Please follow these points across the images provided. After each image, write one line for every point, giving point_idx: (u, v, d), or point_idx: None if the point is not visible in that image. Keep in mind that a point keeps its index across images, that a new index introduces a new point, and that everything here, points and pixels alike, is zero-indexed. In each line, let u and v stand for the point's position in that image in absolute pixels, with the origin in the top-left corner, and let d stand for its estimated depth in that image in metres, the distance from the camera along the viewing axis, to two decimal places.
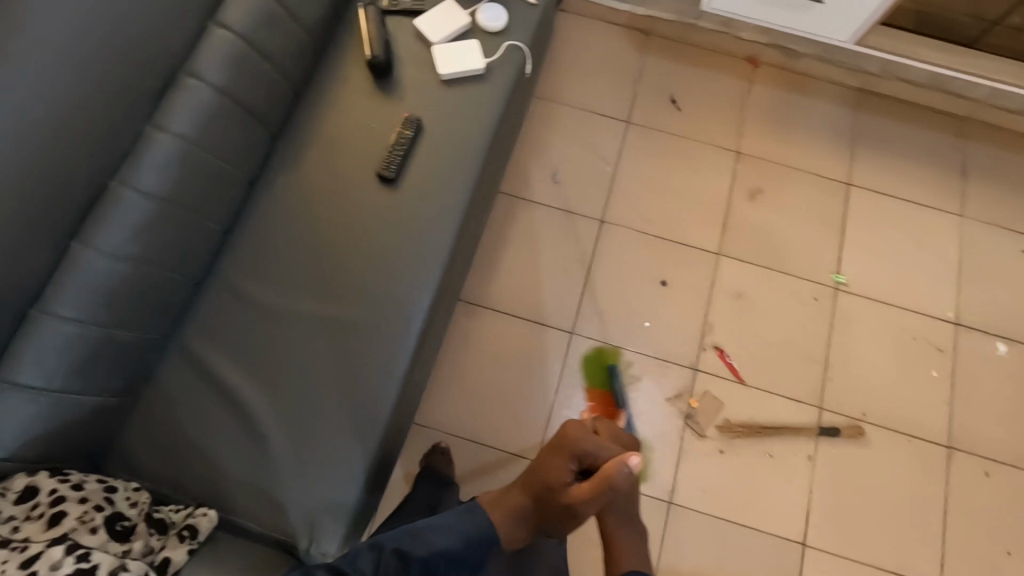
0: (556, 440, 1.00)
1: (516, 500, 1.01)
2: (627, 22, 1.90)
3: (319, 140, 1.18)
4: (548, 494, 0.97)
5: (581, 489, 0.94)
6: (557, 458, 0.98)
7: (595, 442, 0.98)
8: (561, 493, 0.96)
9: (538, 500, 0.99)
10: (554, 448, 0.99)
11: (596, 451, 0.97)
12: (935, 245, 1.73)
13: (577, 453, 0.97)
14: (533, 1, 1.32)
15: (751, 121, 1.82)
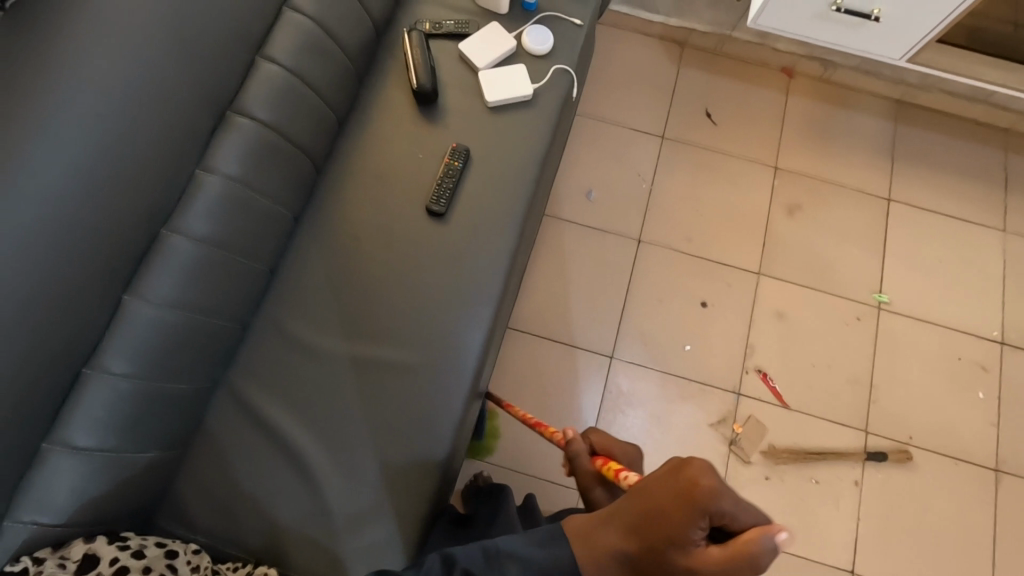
0: (672, 476, 0.77)
1: (611, 543, 0.80)
2: (660, 34, 1.86)
3: (365, 173, 1.14)
4: (664, 554, 0.74)
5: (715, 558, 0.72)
6: (686, 513, 0.73)
7: (734, 497, 0.74)
8: (684, 560, 0.73)
9: (645, 556, 0.76)
10: (677, 495, 0.75)
11: (737, 511, 0.74)
12: (978, 262, 1.70)
13: (712, 511, 0.72)
14: (578, 21, 1.27)
15: (790, 135, 1.79)
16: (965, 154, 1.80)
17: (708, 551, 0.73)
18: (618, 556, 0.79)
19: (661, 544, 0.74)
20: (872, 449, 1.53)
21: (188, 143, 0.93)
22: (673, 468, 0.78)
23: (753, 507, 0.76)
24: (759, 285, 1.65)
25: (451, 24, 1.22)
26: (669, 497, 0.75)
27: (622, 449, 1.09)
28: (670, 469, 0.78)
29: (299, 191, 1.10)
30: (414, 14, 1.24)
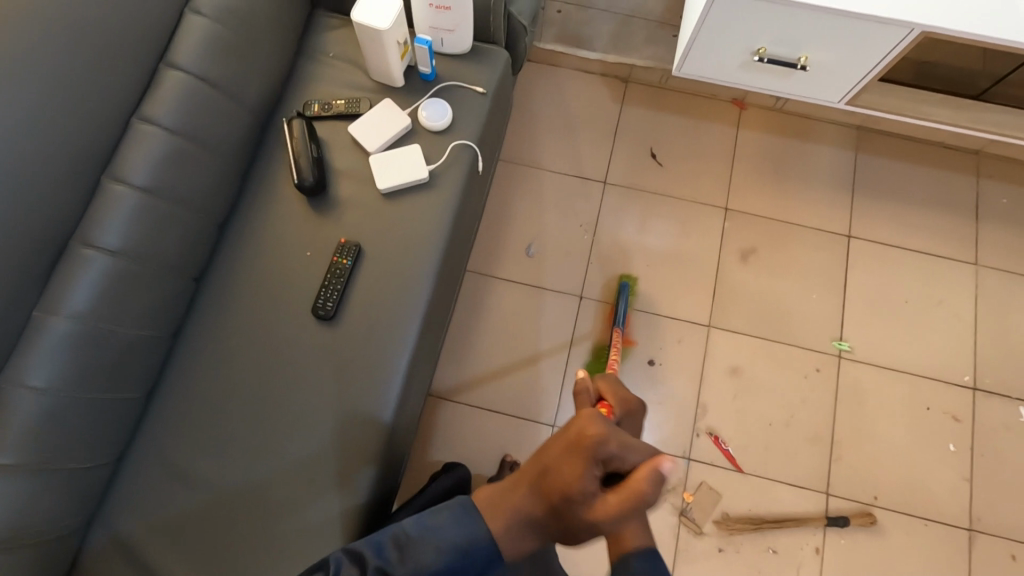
0: (568, 430, 0.74)
1: (518, 507, 0.77)
2: (601, 69, 1.76)
3: (251, 277, 1.07)
4: (566, 509, 0.71)
5: (609, 500, 0.69)
6: (578, 463, 0.71)
7: (620, 439, 0.71)
8: (584, 512, 0.69)
9: (552, 514, 0.73)
10: (572, 450, 0.71)
11: (625, 450, 0.71)
12: (947, 299, 1.59)
13: (599, 456, 0.70)
14: (481, 88, 1.19)
15: (743, 173, 1.69)
16: (930, 181, 1.69)
17: (603, 496, 0.70)
18: (528, 517, 0.76)
19: (561, 501, 0.71)
20: (834, 513, 1.43)
21: (20, 291, 0.83)
22: (570, 423, 0.74)
23: (647, 446, 0.74)
24: (710, 341, 1.56)
25: (341, 103, 1.15)
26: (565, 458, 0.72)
27: (626, 400, 0.90)
28: (566, 428, 0.75)
29: (171, 314, 0.99)
30: (306, 94, 1.17)
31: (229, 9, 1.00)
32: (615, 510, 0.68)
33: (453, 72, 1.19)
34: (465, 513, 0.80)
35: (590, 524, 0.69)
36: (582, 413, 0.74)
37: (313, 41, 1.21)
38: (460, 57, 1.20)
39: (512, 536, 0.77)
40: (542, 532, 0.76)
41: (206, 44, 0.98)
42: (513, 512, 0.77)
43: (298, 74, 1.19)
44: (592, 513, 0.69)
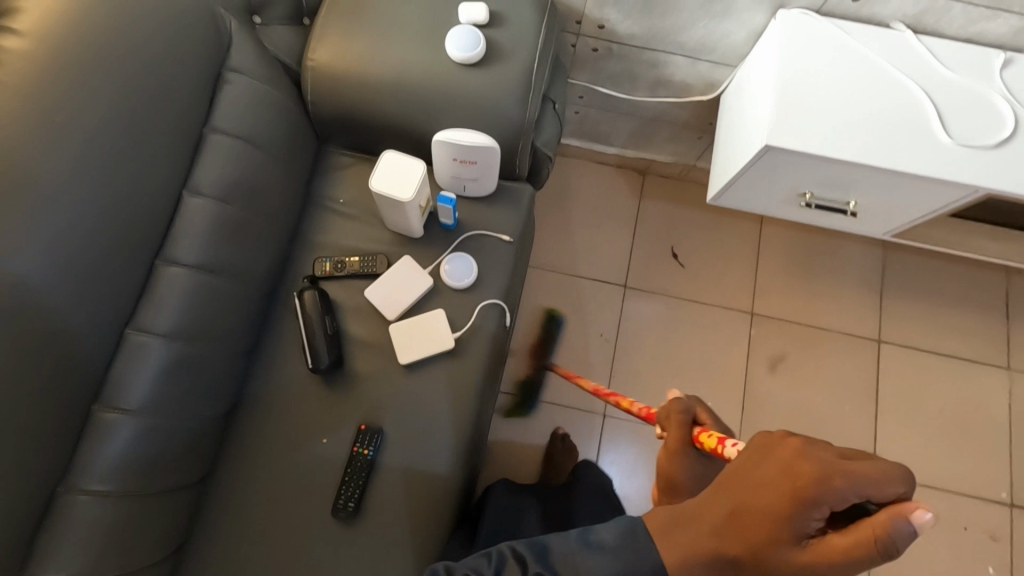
0: (775, 460, 0.54)
1: (699, 549, 0.57)
2: (617, 162, 1.67)
3: (263, 474, 0.95)
4: (764, 557, 0.52)
5: (839, 541, 0.50)
6: (792, 510, 0.51)
7: (853, 476, 0.50)
8: (804, 555, 0.51)
9: (751, 560, 0.53)
10: (790, 489, 0.52)
11: (863, 492, 0.50)
12: (980, 408, 1.54)
13: (818, 494, 0.50)
14: (508, 235, 1.09)
15: (771, 273, 1.61)
16: (960, 278, 1.61)
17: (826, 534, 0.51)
18: (713, 558, 0.55)
19: (765, 542, 0.52)
20: None
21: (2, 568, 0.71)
22: (773, 448, 0.55)
23: (879, 471, 0.50)
24: None
25: (357, 260, 1.04)
26: (767, 483, 0.54)
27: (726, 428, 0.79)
28: (769, 451, 0.56)
29: (168, 538, 0.87)
30: (316, 248, 1.06)
31: (233, 184, 0.90)
32: (852, 553, 0.49)
33: (477, 218, 1.09)
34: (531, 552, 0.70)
35: (800, 574, 0.51)
36: (784, 433, 0.56)
37: (322, 185, 1.10)
38: (484, 200, 1.10)
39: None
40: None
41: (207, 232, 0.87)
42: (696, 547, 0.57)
43: (306, 225, 1.08)
44: (818, 560, 0.50)
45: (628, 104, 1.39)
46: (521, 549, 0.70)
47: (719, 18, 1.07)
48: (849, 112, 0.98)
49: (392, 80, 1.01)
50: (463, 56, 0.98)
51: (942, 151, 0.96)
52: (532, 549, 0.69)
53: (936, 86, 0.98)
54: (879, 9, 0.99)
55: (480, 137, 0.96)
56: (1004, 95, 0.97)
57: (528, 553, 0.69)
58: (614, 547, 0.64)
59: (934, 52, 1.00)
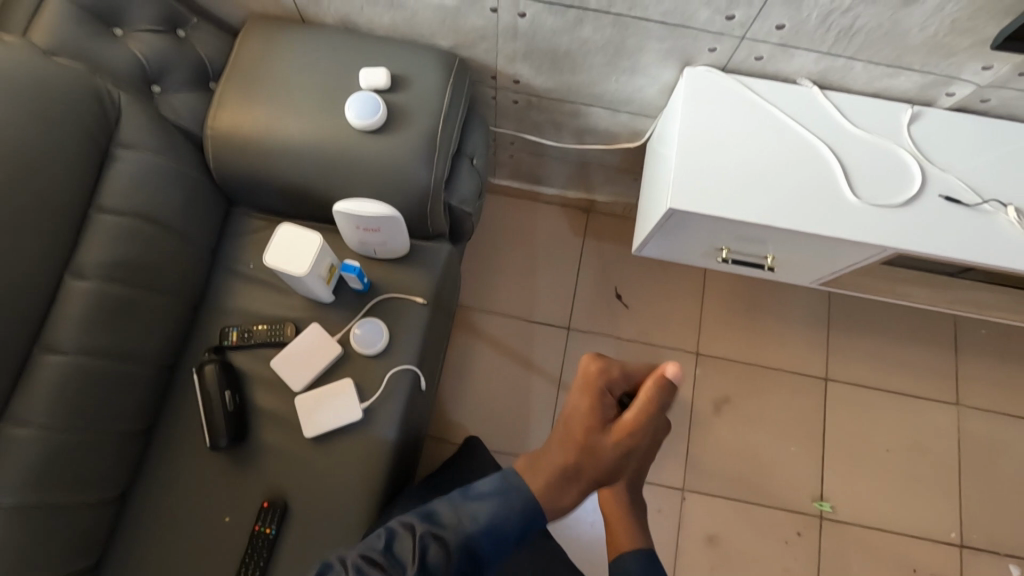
0: (585, 378, 0.79)
1: (553, 466, 0.74)
2: (560, 202, 1.66)
3: (161, 555, 0.92)
4: (589, 450, 0.74)
5: (628, 415, 0.74)
6: (596, 401, 0.76)
7: (622, 368, 0.80)
8: (609, 436, 0.74)
9: (584, 456, 0.74)
10: (593, 393, 0.77)
11: (629, 376, 0.80)
12: (928, 446, 1.51)
13: (606, 384, 0.78)
14: (422, 297, 1.07)
15: (717, 313, 1.59)
16: (906, 314, 1.60)
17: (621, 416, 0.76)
18: (563, 466, 0.74)
19: (586, 434, 0.75)
20: None
21: None
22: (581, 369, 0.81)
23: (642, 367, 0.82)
24: (684, 506, 1.47)
25: (264, 330, 1.02)
26: (584, 405, 0.76)
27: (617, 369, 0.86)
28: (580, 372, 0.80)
29: None
30: (224, 316, 1.04)
31: (119, 263, 0.88)
32: (637, 422, 0.74)
33: (390, 280, 1.08)
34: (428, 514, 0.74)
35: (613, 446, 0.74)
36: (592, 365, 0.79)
37: (232, 250, 1.09)
38: (396, 261, 1.08)
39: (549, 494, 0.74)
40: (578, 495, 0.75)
41: (90, 318, 0.85)
42: (549, 459, 0.75)
43: (214, 292, 1.06)
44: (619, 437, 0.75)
45: (558, 150, 1.38)
46: (409, 518, 0.74)
47: (629, 73, 1.06)
48: (755, 172, 0.96)
49: (295, 147, 0.99)
50: (362, 123, 0.97)
51: (848, 211, 0.94)
52: (418, 515, 0.74)
53: (842, 143, 0.97)
54: (783, 67, 0.98)
55: (380, 206, 0.95)
56: (912, 152, 0.96)
57: (415, 519, 0.74)
58: (497, 491, 0.74)
59: (841, 108, 0.99)
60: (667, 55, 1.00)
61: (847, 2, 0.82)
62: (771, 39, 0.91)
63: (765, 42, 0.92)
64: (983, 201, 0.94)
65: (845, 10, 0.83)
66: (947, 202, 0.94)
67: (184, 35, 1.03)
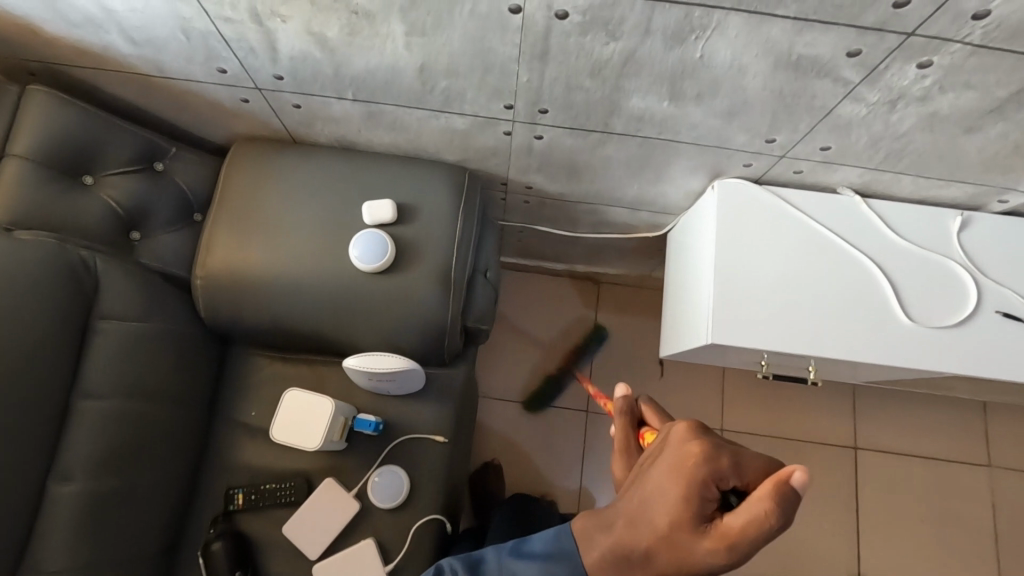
0: (673, 450, 0.50)
1: (607, 547, 0.52)
2: (569, 275, 1.58)
3: None
4: (669, 547, 0.48)
5: (739, 528, 0.45)
6: (694, 489, 0.46)
7: (738, 452, 0.48)
8: (708, 545, 0.46)
9: (659, 552, 0.48)
10: (689, 477, 0.47)
11: (742, 466, 0.48)
12: (965, 513, 1.47)
13: (713, 467, 0.47)
14: (442, 434, 0.99)
15: (739, 385, 1.53)
16: None
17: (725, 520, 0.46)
18: (623, 551, 0.51)
19: (676, 530, 0.47)
20: None
21: None
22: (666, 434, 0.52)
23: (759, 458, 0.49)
24: None
25: (272, 489, 0.93)
26: (674, 490, 0.47)
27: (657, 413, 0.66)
28: (661, 445, 0.52)
29: None
30: (228, 474, 0.95)
31: (109, 451, 0.79)
32: (754, 536, 0.45)
33: (406, 418, 0.99)
34: (476, 558, 0.61)
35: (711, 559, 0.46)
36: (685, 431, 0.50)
37: (230, 394, 0.99)
38: (411, 397, 1.00)
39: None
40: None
41: (82, 523, 0.76)
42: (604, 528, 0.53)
43: (215, 446, 0.97)
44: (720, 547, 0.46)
45: (571, 237, 1.29)
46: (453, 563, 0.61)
47: (653, 182, 0.97)
48: (799, 294, 0.89)
49: (297, 292, 0.90)
50: (370, 265, 0.88)
51: (901, 335, 0.87)
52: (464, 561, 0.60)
53: (889, 257, 0.90)
54: (823, 178, 0.90)
55: (396, 358, 0.88)
56: (964, 265, 0.90)
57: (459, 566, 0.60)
58: (543, 553, 0.57)
59: (886, 218, 0.92)
60: (696, 168, 0.92)
61: (903, 129, 0.75)
62: (813, 158, 0.84)
63: (807, 159, 0.85)
64: None
65: (899, 135, 0.76)
66: (1006, 319, 0.87)
67: (163, 167, 0.92)
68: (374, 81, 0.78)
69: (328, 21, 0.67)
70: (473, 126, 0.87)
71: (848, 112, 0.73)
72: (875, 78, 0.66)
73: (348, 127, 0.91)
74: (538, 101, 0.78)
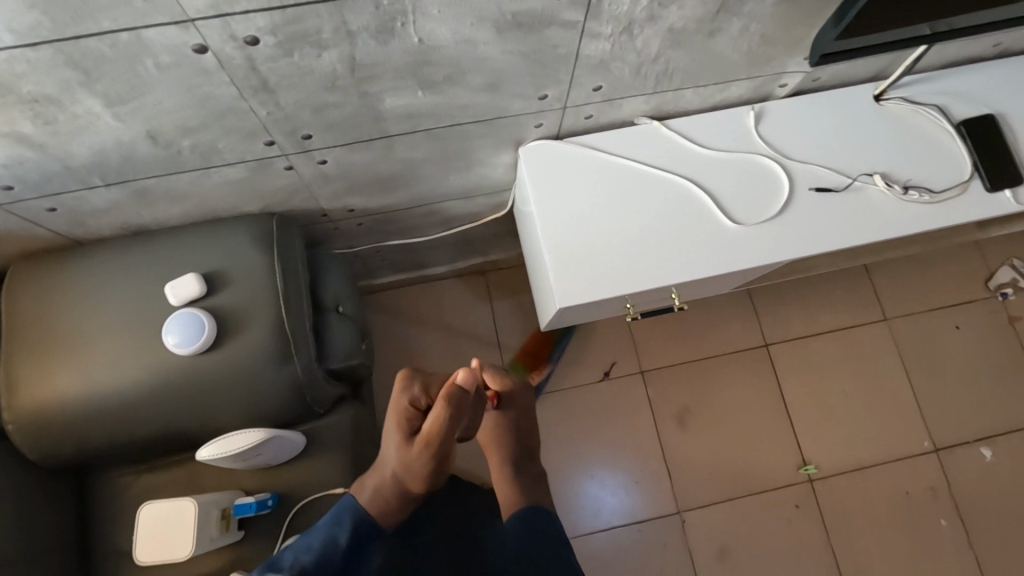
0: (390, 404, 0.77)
1: (375, 485, 0.76)
2: (453, 275, 1.55)
3: None
4: (406, 465, 0.72)
5: (428, 427, 0.68)
6: (400, 413, 0.72)
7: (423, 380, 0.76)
8: (419, 448, 0.70)
9: (399, 472, 0.74)
10: (393, 406, 0.74)
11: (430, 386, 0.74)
12: (878, 371, 1.55)
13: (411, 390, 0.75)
14: (340, 486, 0.94)
15: (647, 325, 1.55)
16: None
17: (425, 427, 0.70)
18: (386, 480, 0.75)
19: (400, 449, 0.72)
20: None
21: None
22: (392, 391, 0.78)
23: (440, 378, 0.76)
24: (687, 526, 1.43)
25: None
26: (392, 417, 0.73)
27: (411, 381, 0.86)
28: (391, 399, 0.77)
29: None
30: None
31: None
32: (439, 430, 0.68)
33: (300, 483, 0.94)
34: (272, 562, 0.67)
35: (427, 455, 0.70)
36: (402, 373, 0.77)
37: (104, 526, 0.92)
38: (297, 460, 0.95)
39: (389, 513, 0.76)
40: (408, 500, 0.76)
41: None
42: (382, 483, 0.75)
43: None
44: (426, 444, 0.69)
45: (428, 241, 1.26)
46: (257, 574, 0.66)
47: (465, 168, 0.95)
48: (628, 235, 0.88)
49: (123, 398, 0.83)
50: (188, 348, 0.82)
51: (732, 240, 0.88)
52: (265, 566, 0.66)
53: (700, 169, 0.92)
54: (616, 115, 0.91)
55: (250, 435, 0.84)
56: (769, 155, 0.92)
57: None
58: (328, 522, 0.73)
59: (686, 133, 0.94)
60: (495, 143, 0.90)
61: (655, 50, 0.75)
62: (593, 100, 0.84)
63: (588, 104, 0.85)
64: (852, 180, 0.92)
65: (655, 57, 0.76)
66: (818, 194, 0.91)
67: None
68: (114, 161, 0.72)
69: (14, 117, 0.60)
70: (250, 172, 0.82)
71: (594, 51, 0.72)
72: (596, 12, 0.66)
73: (123, 212, 0.84)
74: (295, 130, 0.74)
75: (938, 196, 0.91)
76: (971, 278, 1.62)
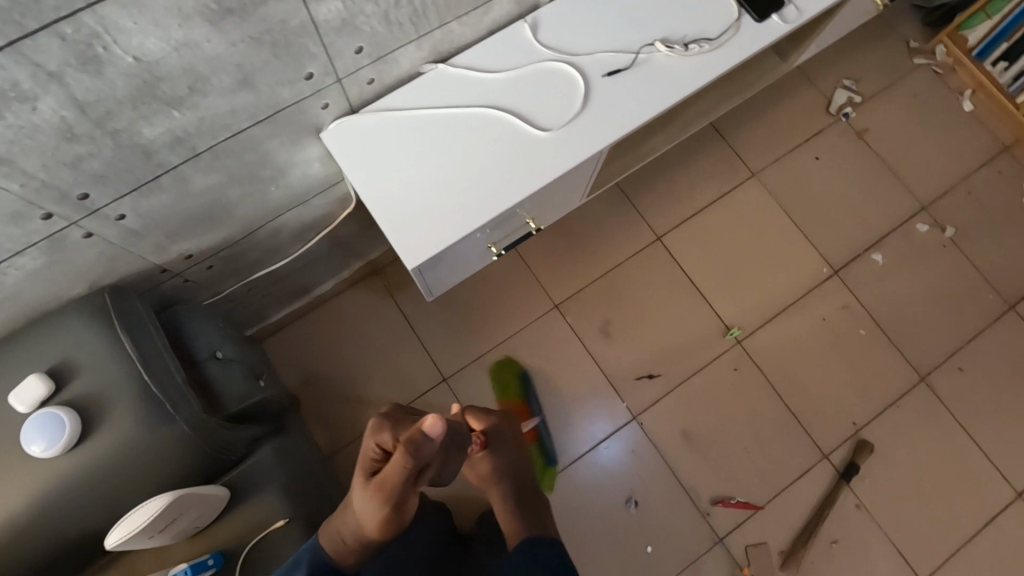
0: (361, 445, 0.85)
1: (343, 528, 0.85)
2: (347, 286, 1.53)
3: None
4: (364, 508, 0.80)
5: (388, 471, 0.75)
6: (365, 455, 0.81)
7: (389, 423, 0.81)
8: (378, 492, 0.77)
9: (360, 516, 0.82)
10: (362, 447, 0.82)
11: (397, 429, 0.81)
12: (764, 223, 1.64)
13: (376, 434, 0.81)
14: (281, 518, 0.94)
15: (546, 263, 1.58)
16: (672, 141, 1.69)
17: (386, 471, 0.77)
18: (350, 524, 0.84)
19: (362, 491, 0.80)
20: (843, 466, 1.47)
21: None
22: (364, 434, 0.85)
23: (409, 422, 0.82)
24: (647, 426, 1.49)
25: None
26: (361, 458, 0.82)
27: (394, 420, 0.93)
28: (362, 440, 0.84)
29: None
30: None
31: None
32: (399, 474, 0.75)
33: (239, 532, 0.93)
34: None
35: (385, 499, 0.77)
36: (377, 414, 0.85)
37: None
38: (228, 511, 0.94)
39: (352, 552, 0.85)
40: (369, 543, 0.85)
41: None
42: (347, 533, 0.84)
43: None
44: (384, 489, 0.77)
45: (296, 261, 1.24)
46: None
47: (280, 175, 0.94)
48: (452, 178, 0.89)
49: (11, 523, 0.79)
50: (56, 448, 0.78)
51: (548, 147, 0.91)
52: None
53: (497, 94, 0.93)
54: (399, 71, 0.91)
55: (150, 505, 0.80)
56: (555, 58, 0.95)
57: None
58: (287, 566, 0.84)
59: (473, 66, 0.95)
60: (293, 139, 0.89)
61: None
62: (364, 63, 0.84)
63: (361, 68, 0.85)
64: (636, 54, 0.96)
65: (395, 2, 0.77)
66: (611, 78, 0.94)
67: None
68: None
69: None
70: (49, 254, 0.78)
71: (329, 13, 0.72)
72: None
73: None
74: (67, 193, 0.71)
75: (716, 42, 0.96)
76: (814, 110, 1.73)
